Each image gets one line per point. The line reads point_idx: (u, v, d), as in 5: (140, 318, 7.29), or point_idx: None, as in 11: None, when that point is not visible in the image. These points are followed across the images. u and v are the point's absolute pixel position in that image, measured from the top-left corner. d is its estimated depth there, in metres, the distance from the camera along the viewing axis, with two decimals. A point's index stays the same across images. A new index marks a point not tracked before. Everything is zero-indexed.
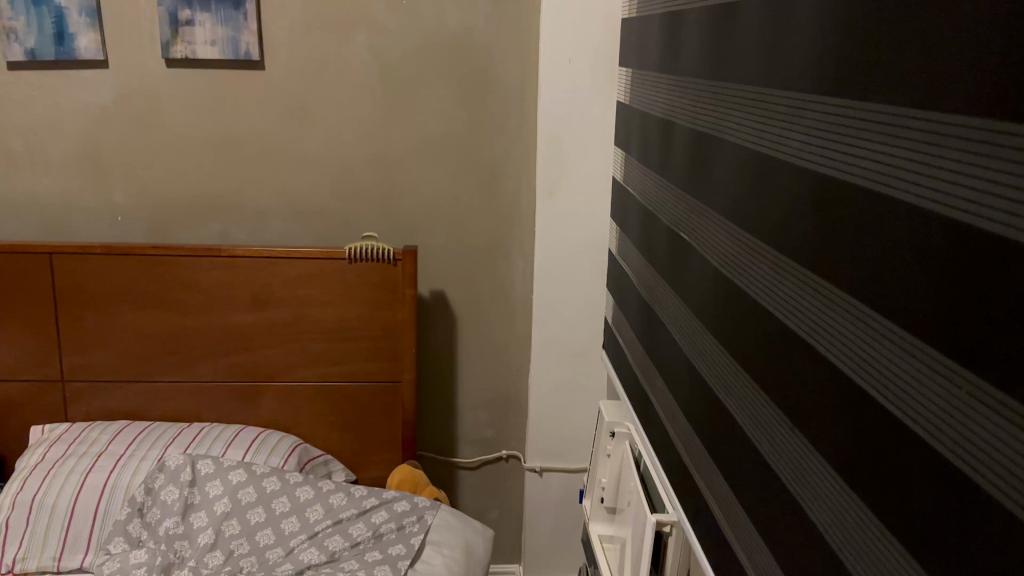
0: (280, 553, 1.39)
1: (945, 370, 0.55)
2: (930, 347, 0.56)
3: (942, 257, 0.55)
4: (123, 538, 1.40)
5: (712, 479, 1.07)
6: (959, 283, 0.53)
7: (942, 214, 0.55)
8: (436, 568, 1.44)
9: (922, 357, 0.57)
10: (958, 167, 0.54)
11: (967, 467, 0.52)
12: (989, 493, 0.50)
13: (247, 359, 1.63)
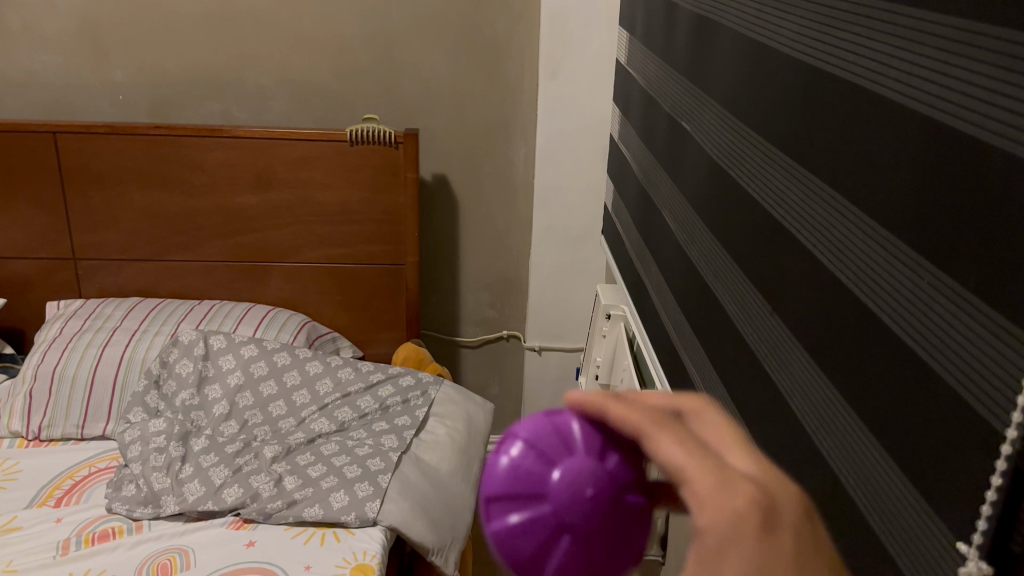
0: (292, 423, 1.43)
1: (938, 283, 0.50)
2: (925, 258, 0.51)
3: (936, 167, 0.50)
4: (142, 407, 1.44)
5: (682, 375, 1.08)
6: (947, 193, 0.49)
7: (938, 121, 0.50)
8: (440, 438, 1.49)
9: (920, 271, 0.52)
10: (961, 78, 0.48)
11: (946, 374, 0.49)
12: (961, 396, 0.47)
13: (253, 238, 1.72)
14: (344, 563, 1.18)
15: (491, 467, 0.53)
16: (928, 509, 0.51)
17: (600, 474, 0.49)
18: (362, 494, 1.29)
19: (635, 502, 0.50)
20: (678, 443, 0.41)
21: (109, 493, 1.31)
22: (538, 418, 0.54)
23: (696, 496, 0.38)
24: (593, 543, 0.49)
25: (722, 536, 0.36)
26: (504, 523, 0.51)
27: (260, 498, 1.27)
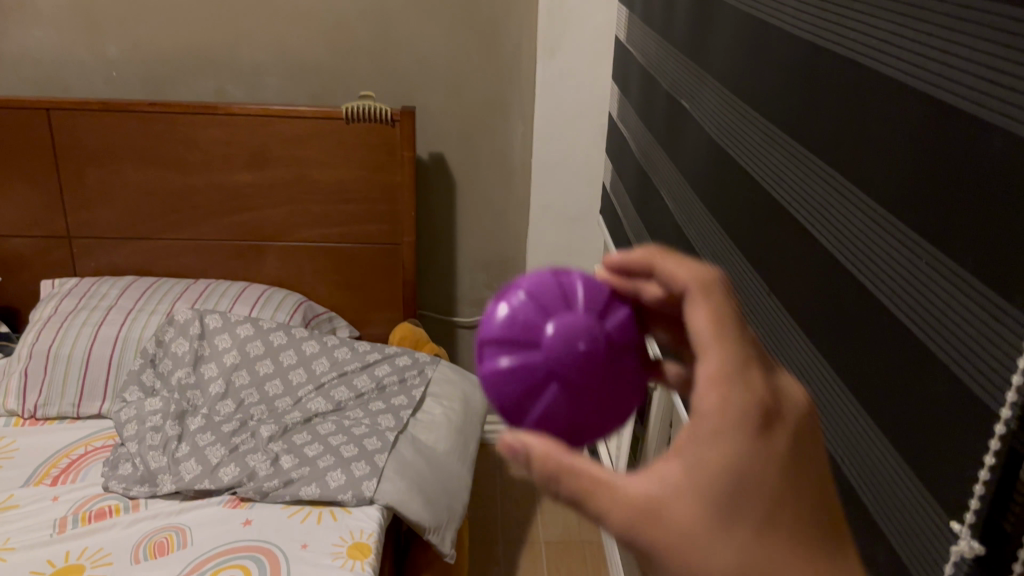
0: (289, 403, 1.43)
1: (935, 264, 0.49)
2: (924, 239, 0.51)
3: (934, 147, 0.49)
4: (138, 386, 1.44)
5: None
6: (946, 173, 0.48)
7: (938, 101, 0.49)
8: (437, 418, 1.49)
9: (918, 251, 0.51)
10: (962, 57, 0.47)
11: (943, 356, 0.48)
12: (958, 378, 0.47)
13: (248, 216, 1.71)
14: (342, 541, 1.19)
15: (492, 316, 0.57)
16: (923, 491, 0.51)
17: (593, 332, 0.53)
18: (359, 474, 1.29)
19: (625, 360, 0.54)
20: (711, 310, 0.45)
21: (106, 472, 1.30)
22: (543, 276, 0.57)
23: (706, 380, 0.42)
24: (579, 396, 0.52)
25: (714, 424, 0.42)
26: (498, 364, 0.55)
27: (258, 477, 1.27)
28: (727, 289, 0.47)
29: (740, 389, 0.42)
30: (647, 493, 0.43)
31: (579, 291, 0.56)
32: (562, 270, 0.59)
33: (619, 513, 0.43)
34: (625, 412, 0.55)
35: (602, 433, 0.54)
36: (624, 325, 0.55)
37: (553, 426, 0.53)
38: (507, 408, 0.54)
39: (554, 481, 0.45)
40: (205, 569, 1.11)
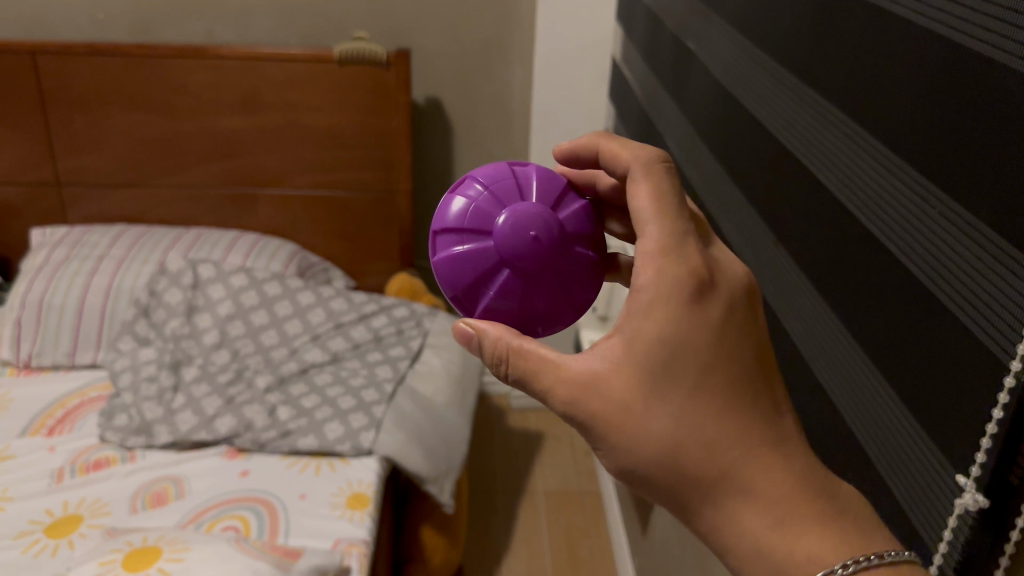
0: (285, 353, 1.41)
1: (946, 212, 0.46)
2: (935, 185, 0.48)
3: (949, 87, 0.46)
4: (131, 337, 1.42)
5: None
6: (960, 114, 0.45)
7: (955, 36, 0.46)
8: (435, 369, 1.47)
9: (930, 199, 0.48)
10: None
11: (953, 308, 0.46)
12: (968, 333, 0.44)
13: (242, 163, 1.67)
14: (339, 491, 1.18)
15: (446, 208, 0.64)
16: (932, 452, 0.49)
17: (544, 221, 0.61)
18: (357, 425, 1.28)
19: (571, 250, 0.62)
20: (652, 187, 0.54)
21: (101, 423, 1.28)
22: (499, 170, 0.65)
23: (646, 254, 0.51)
24: (529, 279, 0.61)
25: (650, 296, 0.51)
26: (453, 251, 0.62)
27: (254, 427, 1.26)
28: (669, 170, 0.55)
29: (673, 261, 0.51)
30: (591, 369, 0.52)
31: (530, 186, 0.64)
32: (516, 164, 0.67)
33: (560, 382, 0.53)
34: (571, 296, 0.63)
35: (552, 315, 0.63)
36: (569, 217, 0.64)
37: (506, 306, 0.61)
38: (461, 292, 0.62)
39: (504, 358, 0.57)
40: (204, 519, 1.10)
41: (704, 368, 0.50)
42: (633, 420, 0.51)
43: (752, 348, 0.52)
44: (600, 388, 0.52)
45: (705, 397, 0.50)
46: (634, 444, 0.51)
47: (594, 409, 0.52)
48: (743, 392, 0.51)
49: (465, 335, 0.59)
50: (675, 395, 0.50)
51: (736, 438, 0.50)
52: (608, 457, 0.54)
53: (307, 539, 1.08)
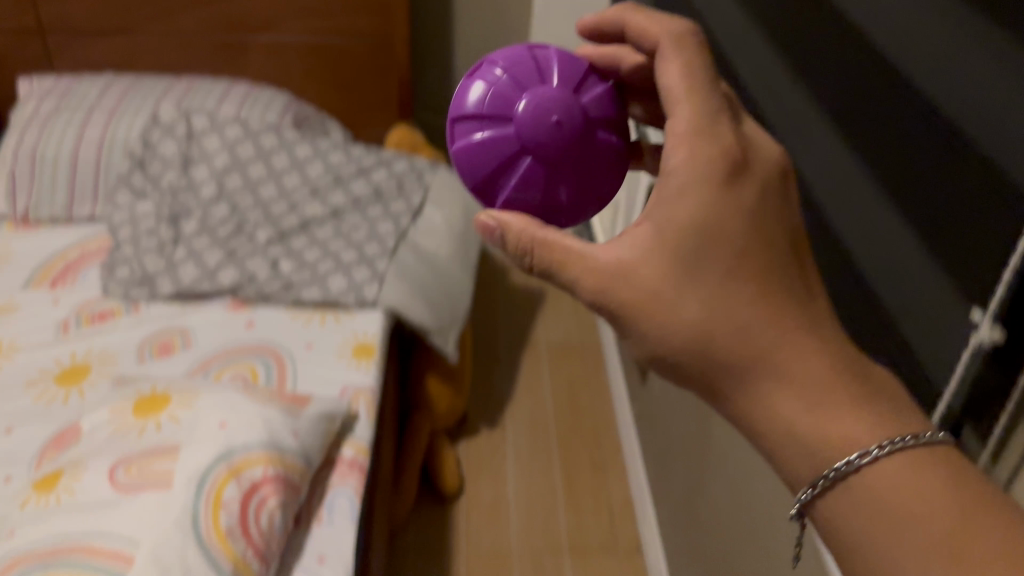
0: (285, 206, 1.39)
1: (983, 39, 0.43)
2: (973, 9, 0.44)
3: None
4: (128, 190, 1.39)
5: None
6: None
7: None
8: (437, 223, 1.46)
9: (963, 24, 0.45)
10: None
11: (979, 141, 0.44)
12: (997, 166, 0.42)
13: (231, 9, 1.59)
14: (346, 341, 1.19)
15: (466, 95, 0.63)
16: (943, 304, 0.48)
17: (566, 105, 0.60)
18: (360, 278, 1.27)
19: (594, 134, 0.61)
20: (682, 62, 0.50)
21: (103, 275, 1.28)
22: (519, 54, 0.63)
23: (677, 136, 0.49)
24: (552, 165, 0.60)
25: (681, 181, 0.48)
26: (474, 138, 0.62)
27: (257, 279, 1.26)
28: (700, 46, 0.52)
29: (707, 141, 0.48)
30: (618, 257, 0.51)
31: (552, 69, 0.63)
32: (536, 45, 0.65)
33: (587, 272, 0.52)
34: (594, 183, 0.63)
35: (575, 206, 0.63)
36: (591, 101, 0.62)
37: (528, 195, 0.61)
38: (484, 181, 0.62)
39: (528, 251, 0.56)
40: (212, 368, 1.11)
41: (736, 257, 0.47)
42: (663, 307, 0.49)
43: (790, 237, 0.48)
44: (630, 273, 0.50)
45: (737, 284, 0.47)
46: (665, 331, 0.49)
47: (624, 297, 0.51)
48: (778, 280, 0.47)
49: (487, 227, 0.58)
50: (706, 283, 0.48)
51: (771, 322, 0.46)
52: (637, 345, 0.52)
53: (316, 386, 1.10)
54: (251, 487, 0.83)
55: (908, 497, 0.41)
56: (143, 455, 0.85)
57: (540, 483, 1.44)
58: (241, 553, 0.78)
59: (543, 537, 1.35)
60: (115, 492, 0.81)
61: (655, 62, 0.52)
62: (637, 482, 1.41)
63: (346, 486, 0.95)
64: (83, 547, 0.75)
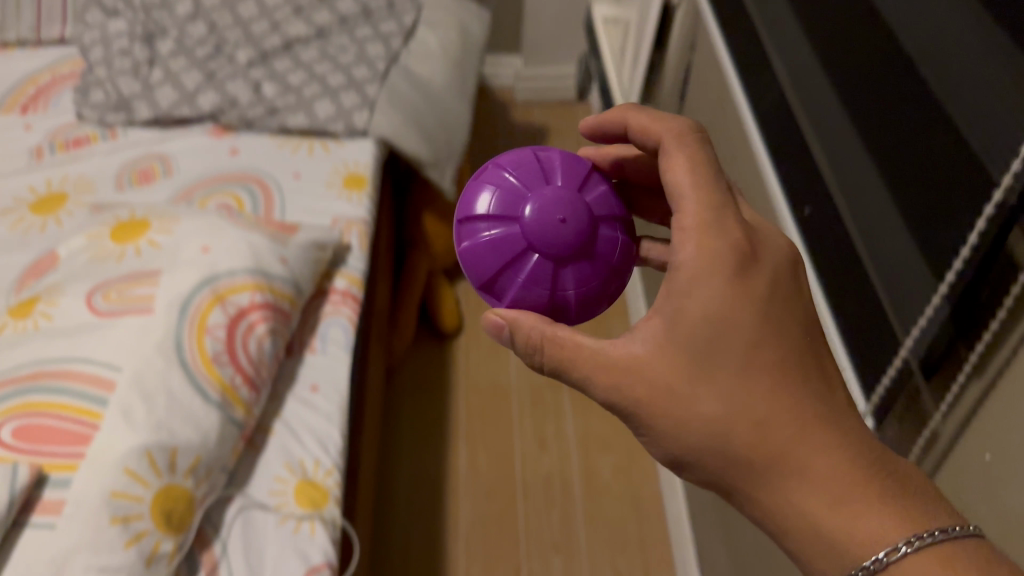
0: (267, 28, 1.28)
1: None
2: None
3: None
4: (98, 9, 1.28)
5: None
6: None
7: None
8: (432, 49, 1.35)
9: None
10: None
11: None
12: None
13: None
14: (335, 170, 1.12)
15: (469, 202, 0.57)
16: (985, 123, 0.42)
17: (573, 205, 0.54)
18: (349, 104, 1.19)
19: (603, 234, 0.55)
20: (686, 158, 0.50)
21: (76, 100, 1.19)
22: (520, 156, 0.57)
23: (684, 230, 0.47)
24: (560, 268, 0.54)
25: (694, 271, 0.46)
26: (477, 241, 0.55)
27: (239, 103, 1.17)
28: (702, 141, 0.51)
29: (719, 236, 0.46)
30: (630, 352, 0.47)
31: (556, 168, 0.57)
32: (539, 148, 0.59)
33: (601, 370, 0.48)
34: (605, 283, 0.56)
35: (587, 303, 0.56)
36: (596, 200, 0.56)
37: (536, 294, 0.54)
38: (488, 280, 0.55)
39: (538, 349, 0.51)
40: (194, 195, 1.05)
41: (751, 347, 0.45)
42: (678, 404, 0.45)
43: (805, 334, 0.47)
44: (644, 373, 0.46)
45: (753, 376, 0.45)
46: (682, 430, 0.46)
47: (637, 396, 0.47)
48: (794, 369, 0.45)
49: (496, 326, 0.53)
50: (722, 375, 0.45)
51: (788, 415, 0.44)
52: (654, 445, 0.48)
53: (304, 216, 1.05)
54: (238, 313, 0.78)
55: None
56: (120, 280, 0.78)
57: None
58: (229, 380, 0.74)
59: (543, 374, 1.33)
60: (94, 317, 0.74)
61: (658, 159, 0.52)
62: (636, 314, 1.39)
63: (339, 316, 0.91)
64: (59, 372, 0.69)
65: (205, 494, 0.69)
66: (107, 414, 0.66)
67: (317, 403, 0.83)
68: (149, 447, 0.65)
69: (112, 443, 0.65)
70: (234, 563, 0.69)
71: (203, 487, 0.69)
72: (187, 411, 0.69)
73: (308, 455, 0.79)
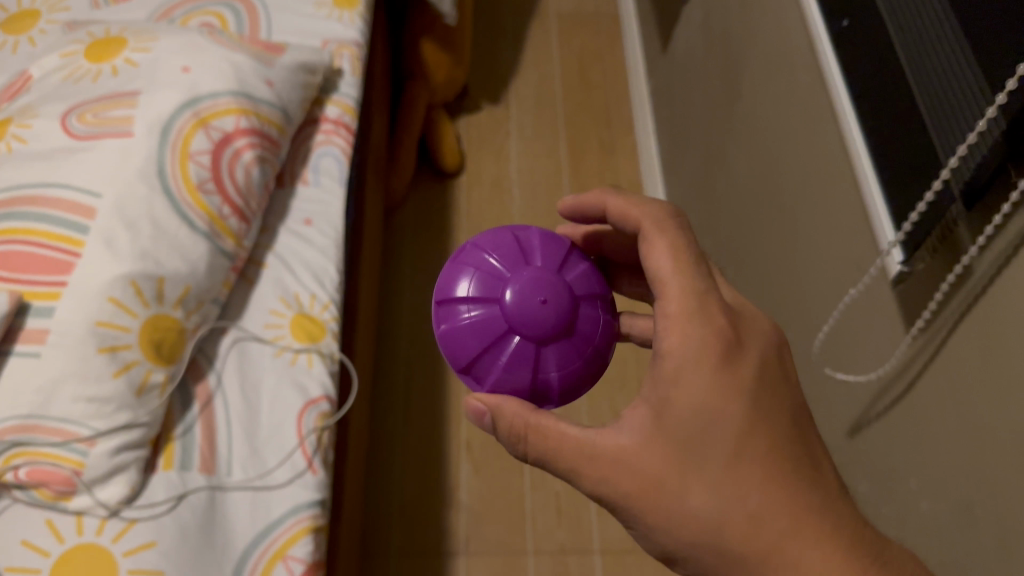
0: None
1: None
2: None
3: None
4: None
5: None
6: None
7: None
8: None
9: None
10: None
11: None
12: None
13: None
14: None
15: (448, 282, 0.54)
16: None
17: (554, 285, 0.51)
18: None
19: (584, 312, 0.53)
20: (668, 243, 0.48)
21: None
22: (499, 235, 0.55)
23: (668, 316, 0.45)
24: (541, 349, 0.51)
25: (679, 361, 0.43)
26: (458, 322, 0.53)
27: None
28: (682, 227, 0.49)
29: (701, 321, 0.44)
30: (618, 443, 0.44)
31: (536, 248, 0.55)
32: (517, 227, 0.57)
33: (587, 461, 0.44)
34: (589, 363, 0.53)
35: (571, 385, 0.53)
36: (577, 278, 0.54)
37: (518, 376, 0.51)
38: (469, 362, 0.52)
39: (522, 438, 0.48)
40: (175, 14, 0.96)
41: (739, 437, 0.42)
42: (668, 498, 0.43)
43: (794, 424, 0.44)
44: (632, 464, 0.43)
45: (744, 468, 0.42)
46: (673, 524, 0.43)
47: (625, 489, 0.44)
48: (785, 455, 0.42)
49: (477, 412, 0.50)
50: (710, 468, 0.42)
51: (781, 506, 0.41)
52: (646, 540, 0.45)
53: (294, 39, 0.97)
54: (223, 140, 0.72)
55: None
56: (96, 102, 0.70)
57: (543, 162, 1.36)
58: (216, 209, 0.69)
59: (546, 218, 1.28)
60: (71, 142, 0.66)
61: (639, 245, 0.49)
62: (648, 155, 1.33)
63: (331, 147, 0.86)
64: (32, 197, 0.63)
65: (197, 325, 0.67)
66: (88, 243, 0.61)
67: (310, 236, 0.79)
68: (134, 276, 0.61)
69: (92, 270, 0.60)
70: (229, 395, 0.67)
71: (194, 318, 0.66)
72: (173, 239, 0.65)
73: (304, 289, 0.76)
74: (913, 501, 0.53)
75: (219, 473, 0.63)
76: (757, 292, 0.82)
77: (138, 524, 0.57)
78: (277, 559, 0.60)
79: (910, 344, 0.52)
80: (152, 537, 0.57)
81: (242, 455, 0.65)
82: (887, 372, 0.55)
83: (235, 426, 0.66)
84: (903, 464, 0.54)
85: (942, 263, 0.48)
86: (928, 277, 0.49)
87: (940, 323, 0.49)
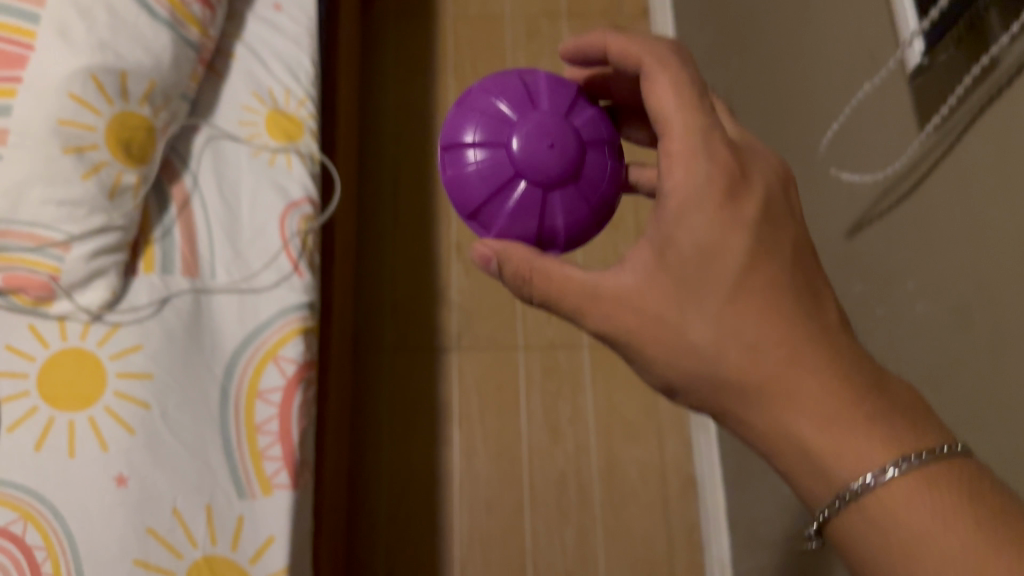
0: None
1: None
2: None
3: None
4: None
5: None
6: None
7: None
8: None
9: None
10: None
11: None
12: None
13: None
14: None
15: (451, 127, 0.50)
16: None
17: (562, 128, 0.48)
18: None
19: (592, 157, 0.49)
20: (669, 78, 0.43)
21: None
22: (504, 76, 0.51)
23: (671, 155, 0.41)
24: (549, 197, 0.48)
25: (682, 201, 0.40)
26: (462, 170, 0.49)
27: None
28: (681, 58, 0.45)
29: (708, 160, 0.40)
30: (620, 284, 0.42)
31: (544, 91, 0.50)
32: (524, 68, 0.52)
33: (590, 303, 0.43)
34: (596, 211, 0.50)
35: (577, 234, 0.50)
36: (585, 122, 0.50)
37: (525, 225, 0.48)
38: (473, 212, 0.49)
39: (527, 281, 0.46)
40: None
41: (741, 268, 0.40)
42: (668, 331, 0.41)
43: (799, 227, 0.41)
44: (635, 304, 0.42)
45: (742, 301, 0.39)
46: (674, 357, 0.41)
47: (628, 325, 0.42)
48: (786, 261, 0.40)
49: (483, 259, 0.48)
50: (708, 299, 0.40)
51: (778, 336, 0.39)
52: (647, 374, 0.44)
53: None
54: None
55: (923, 518, 0.34)
56: None
57: None
58: None
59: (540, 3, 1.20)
60: None
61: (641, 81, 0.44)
62: None
63: None
64: None
65: (167, 124, 0.63)
66: (41, 33, 0.55)
67: (281, 23, 0.74)
68: (94, 71, 0.56)
69: (48, 63, 0.55)
70: (207, 197, 0.64)
71: (163, 116, 0.62)
72: (134, 30, 0.59)
73: (277, 83, 0.71)
74: (909, 304, 0.52)
75: (203, 276, 0.62)
76: (760, 84, 0.78)
77: (124, 328, 0.57)
78: (268, 361, 0.60)
79: (923, 144, 0.49)
80: (138, 339, 0.57)
81: (225, 256, 0.63)
82: (893, 172, 0.52)
83: (215, 228, 0.64)
84: (901, 267, 0.53)
85: (965, 56, 0.44)
86: (947, 72, 0.46)
87: (958, 118, 0.45)
